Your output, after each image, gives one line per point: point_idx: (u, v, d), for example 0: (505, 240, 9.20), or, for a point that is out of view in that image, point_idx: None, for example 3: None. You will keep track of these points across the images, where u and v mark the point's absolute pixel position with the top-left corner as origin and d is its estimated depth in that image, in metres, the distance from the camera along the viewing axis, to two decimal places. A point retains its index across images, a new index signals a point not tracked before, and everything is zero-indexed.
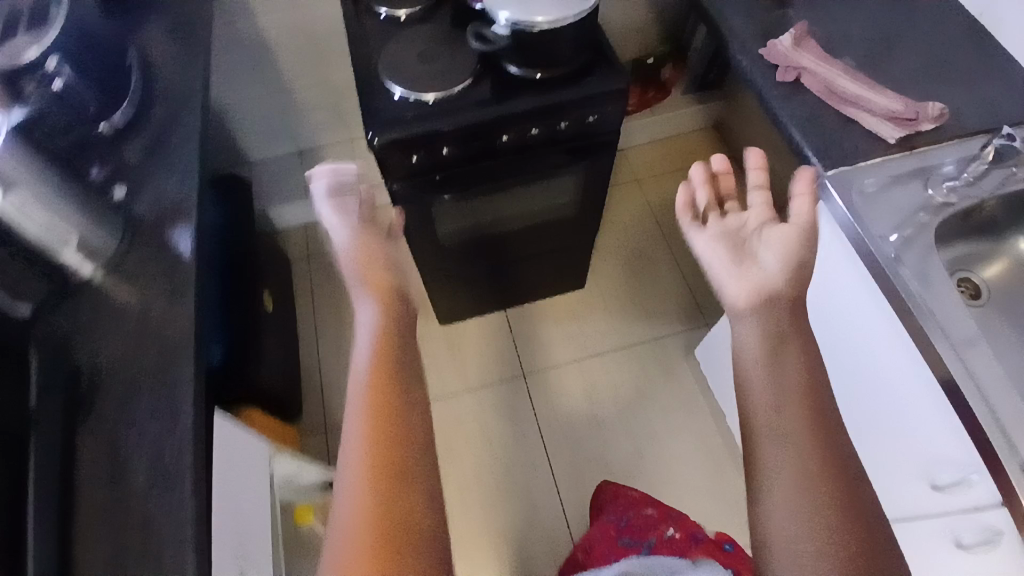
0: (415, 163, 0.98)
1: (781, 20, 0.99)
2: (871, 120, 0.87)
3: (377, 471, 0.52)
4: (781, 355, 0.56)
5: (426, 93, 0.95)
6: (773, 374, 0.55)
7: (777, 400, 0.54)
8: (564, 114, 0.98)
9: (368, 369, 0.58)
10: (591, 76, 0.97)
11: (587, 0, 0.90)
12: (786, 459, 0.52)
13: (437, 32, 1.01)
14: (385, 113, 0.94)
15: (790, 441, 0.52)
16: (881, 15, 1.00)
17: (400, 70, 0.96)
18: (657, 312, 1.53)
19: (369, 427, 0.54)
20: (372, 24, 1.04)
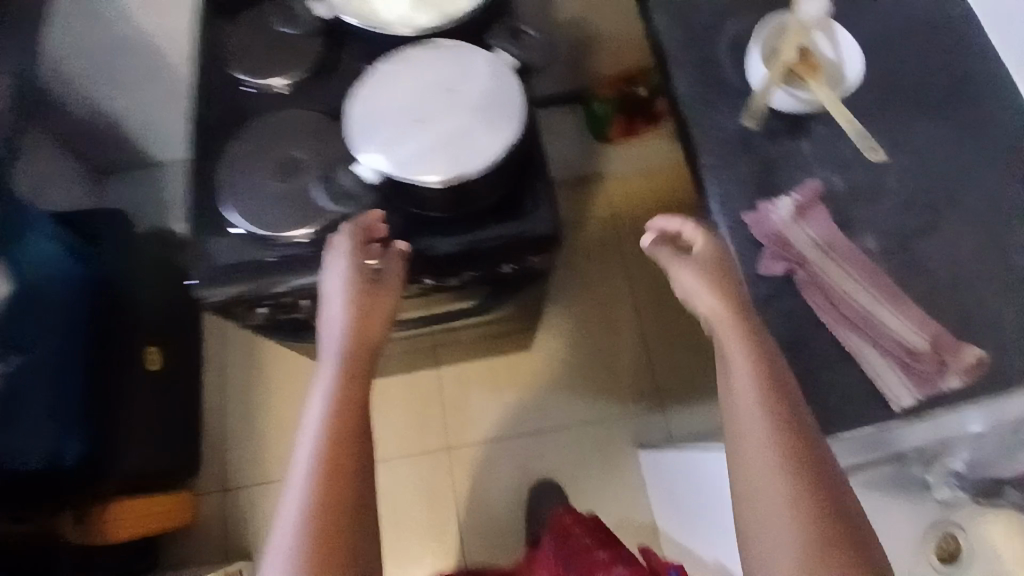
0: (267, 314, 0.76)
1: (779, 156, 0.73)
2: (874, 361, 0.64)
3: (326, 505, 0.51)
4: (766, 402, 0.52)
5: (276, 232, 0.70)
6: (765, 423, 0.51)
7: (759, 442, 0.50)
8: (467, 266, 0.74)
9: (332, 394, 0.57)
10: (503, 223, 0.72)
11: (491, 139, 0.64)
12: (767, 445, 0.50)
13: (308, 127, 0.75)
14: (224, 256, 0.72)
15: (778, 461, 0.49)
16: (932, 157, 0.71)
17: (248, 192, 0.72)
18: (609, 388, 1.35)
19: (324, 457, 0.52)
20: (230, 100, 0.79)
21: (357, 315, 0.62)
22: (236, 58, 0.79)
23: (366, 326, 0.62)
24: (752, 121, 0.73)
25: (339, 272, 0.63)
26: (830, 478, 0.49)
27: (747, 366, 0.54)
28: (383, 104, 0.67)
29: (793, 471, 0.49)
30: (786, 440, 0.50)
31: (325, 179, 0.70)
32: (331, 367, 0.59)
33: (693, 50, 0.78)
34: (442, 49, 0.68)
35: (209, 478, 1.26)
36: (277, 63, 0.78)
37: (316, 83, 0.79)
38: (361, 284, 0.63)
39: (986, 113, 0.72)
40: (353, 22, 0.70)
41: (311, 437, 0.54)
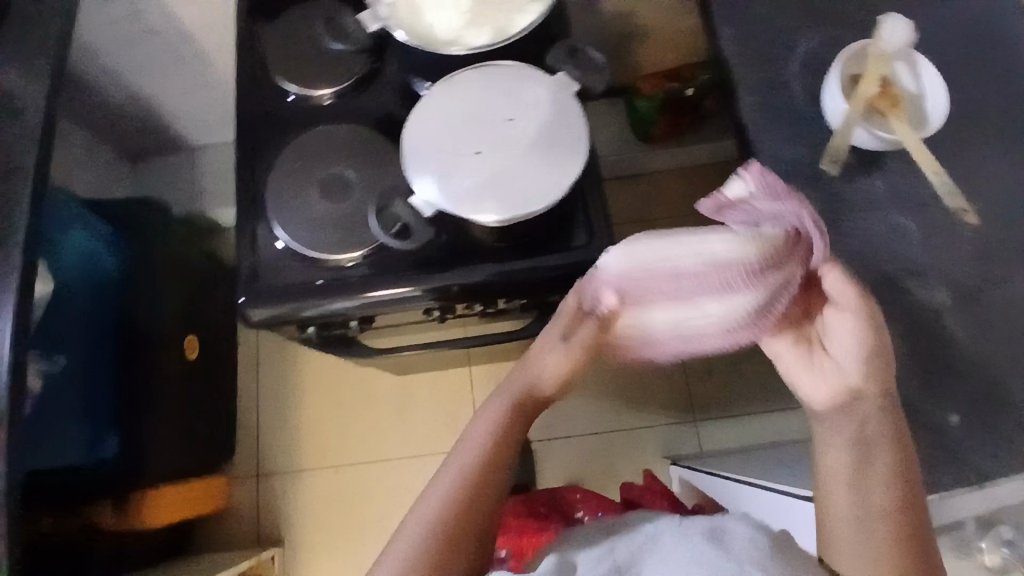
0: (314, 334, 0.76)
1: (845, 196, 0.69)
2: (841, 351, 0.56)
3: (447, 537, 0.51)
4: (887, 435, 0.53)
5: (323, 254, 0.69)
6: (888, 456, 0.52)
7: (876, 465, 0.52)
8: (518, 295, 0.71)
9: (493, 428, 0.58)
10: (558, 251, 0.69)
11: (550, 176, 0.61)
12: (878, 518, 0.50)
13: (357, 143, 0.73)
14: (271, 275, 0.71)
15: (895, 496, 0.51)
16: (998, 207, 0.69)
17: (294, 211, 0.71)
18: (641, 394, 1.33)
19: (469, 483, 0.53)
20: (273, 109, 0.76)
21: (573, 371, 0.60)
22: (279, 65, 0.76)
23: (571, 379, 0.61)
24: (832, 165, 0.70)
25: (561, 334, 0.60)
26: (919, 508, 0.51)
27: (873, 393, 0.55)
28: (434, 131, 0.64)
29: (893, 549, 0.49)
30: (896, 470, 0.52)
31: (379, 206, 0.67)
32: (508, 396, 0.60)
33: (757, 72, 0.73)
34: (482, 77, 0.65)
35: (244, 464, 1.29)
36: (322, 71, 0.75)
37: (360, 94, 0.76)
38: (590, 337, 0.59)
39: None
40: (404, 38, 0.66)
41: (457, 464, 0.55)
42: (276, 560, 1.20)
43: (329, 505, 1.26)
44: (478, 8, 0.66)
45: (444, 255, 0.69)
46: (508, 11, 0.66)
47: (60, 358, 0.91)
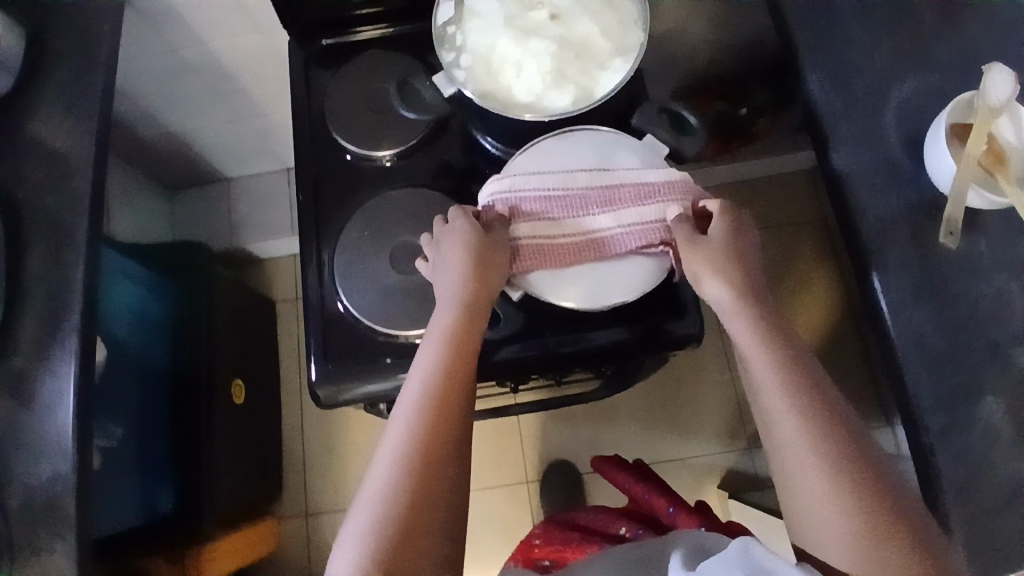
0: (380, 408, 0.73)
1: (953, 259, 0.64)
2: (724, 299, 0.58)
3: (416, 488, 0.50)
4: (788, 391, 0.53)
5: (392, 327, 0.66)
6: (799, 425, 0.52)
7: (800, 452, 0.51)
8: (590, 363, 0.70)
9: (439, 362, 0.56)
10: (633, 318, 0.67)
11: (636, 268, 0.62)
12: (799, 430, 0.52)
13: (428, 210, 0.69)
14: (340, 350, 0.68)
15: (816, 465, 0.50)
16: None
17: (363, 282, 0.67)
18: (692, 425, 1.30)
19: (420, 441, 0.52)
20: (336, 171, 0.73)
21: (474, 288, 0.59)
22: (342, 124, 0.73)
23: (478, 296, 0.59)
24: (950, 238, 0.64)
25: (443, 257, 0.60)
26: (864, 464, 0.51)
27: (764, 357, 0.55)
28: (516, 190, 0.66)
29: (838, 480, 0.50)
30: (809, 431, 0.51)
31: None
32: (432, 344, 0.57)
33: (853, 121, 0.69)
34: (575, 139, 0.65)
35: (291, 504, 1.27)
36: (389, 131, 0.72)
37: (428, 151, 0.72)
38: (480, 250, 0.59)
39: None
40: (473, 96, 0.62)
41: (405, 419, 0.53)
42: None
43: None
44: (559, 67, 0.63)
45: (522, 330, 0.67)
46: (589, 68, 0.63)
47: (117, 429, 0.86)
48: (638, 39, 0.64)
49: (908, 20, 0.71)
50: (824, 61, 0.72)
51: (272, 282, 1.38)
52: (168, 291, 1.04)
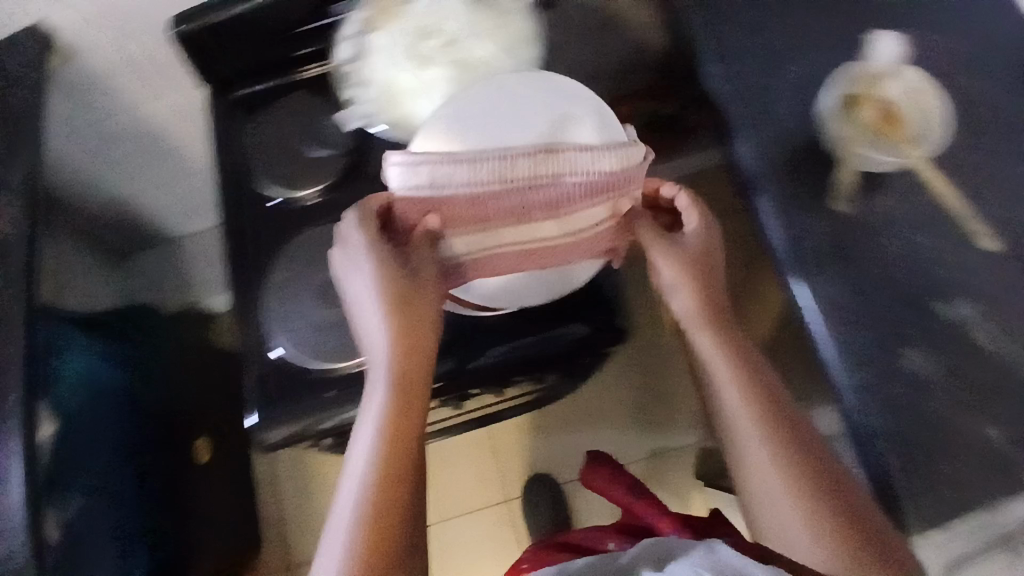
0: (331, 442, 0.73)
1: (856, 221, 0.66)
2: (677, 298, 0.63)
3: (376, 551, 0.49)
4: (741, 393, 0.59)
5: (328, 363, 0.67)
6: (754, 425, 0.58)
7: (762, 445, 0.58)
8: (528, 369, 0.72)
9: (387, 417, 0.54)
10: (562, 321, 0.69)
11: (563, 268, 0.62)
12: (766, 430, 0.58)
13: None
14: (281, 391, 0.68)
15: (774, 459, 0.57)
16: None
17: (296, 322, 0.69)
18: (664, 420, 1.31)
19: (375, 497, 0.51)
20: (258, 216, 0.73)
21: (403, 329, 0.56)
22: (263, 170, 0.74)
23: (411, 337, 0.56)
24: (846, 202, 0.64)
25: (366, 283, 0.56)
26: (802, 447, 0.58)
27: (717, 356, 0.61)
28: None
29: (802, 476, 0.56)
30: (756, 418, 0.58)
31: None
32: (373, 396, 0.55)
33: (757, 98, 0.70)
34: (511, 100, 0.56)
35: (277, 555, 1.25)
36: (312, 172, 0.73)
37: (349, 184, 0.74)
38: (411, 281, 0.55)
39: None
40: None
41: (356, 481, 0.52)
42: None
43: None
44: (459, 86, 0.63)
45: (454, 337, 0.68)
46: (487, 84, 0.63)
47: (70, 506, 0.84)
48: (531, 54, 0.67)
49: None
50: (725, 38, 0.71)
51: None
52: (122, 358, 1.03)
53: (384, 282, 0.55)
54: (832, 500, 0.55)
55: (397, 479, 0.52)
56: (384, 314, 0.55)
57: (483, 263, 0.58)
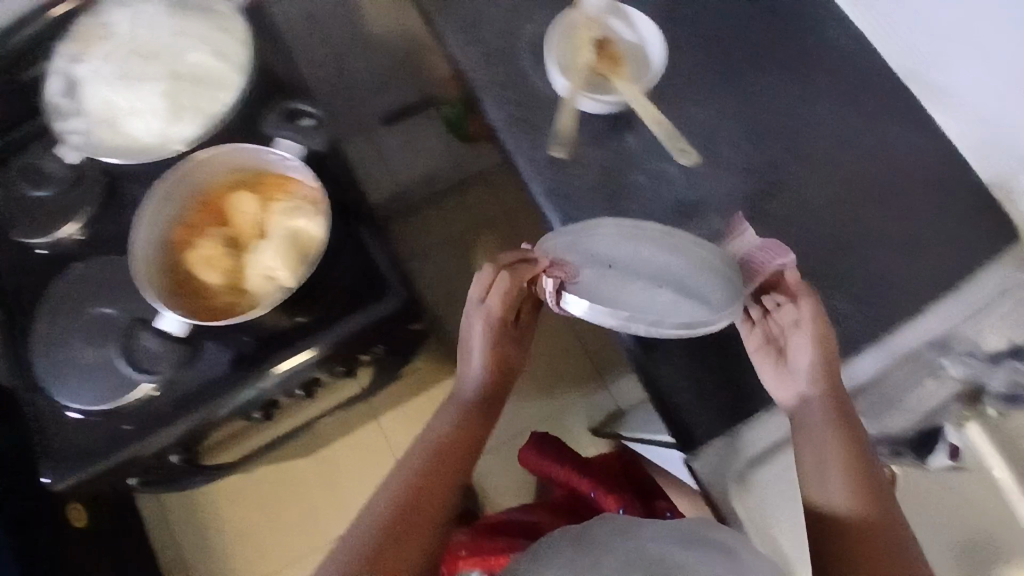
0: (139, 481, 0.71)
1: (602, 162, 0.69)
2: (797, 339, 0.57)
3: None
4: (837, 424, 0.55)
5: (107, 404, 0.64)
6: (840, 461, 0.54)
7: (864, 477, 0.54)
8: (327, 366, 0.70)
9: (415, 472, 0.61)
10: (344, 312, 0.67)
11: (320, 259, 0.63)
12: (821, 402, 0.56)
13: (119, 277, 0.68)
14: (65, 442, 0.65)
15: (836, 425, 0.55)
16: (753, 120, 0.70)
17: (70, 371, 0.66)
18: (552, 384, 1.33)
19: (417, 522, 0.58)
20: (20, 271, 0.70)
21: (496, 360, 0.66)
22: (8, 224, 0.70)
23: (499, 370, 0.67)
24: (562, 148, 0.69)
25: (479, 296, 0.64)
26: (888, 509, 0.53)
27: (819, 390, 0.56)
28: (165, 211, 0.63)
29: (845, 449, 0.55)
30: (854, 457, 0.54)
31: (127, 348, 0.65)
32: (455, 410, 0.66)
33: (495, 64, 0.72)
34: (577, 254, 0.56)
35: None
36: (59, 213, 0.69)
37: (105, 219, 0.70)
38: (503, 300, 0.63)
39: (786, 59, 0.72)
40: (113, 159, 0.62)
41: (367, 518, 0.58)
42: None
43: None
44: (176, 100, 0.64)
45: (235, 365, 0.66)
46: (206, 92, 0.64)
47: None
48: (243, 52, 0.65)
49: None
50: (455, 16, 0.74)
51: None
52: None
53: (504, 298, 0.63)
54: (874, 483, 0.54)
55: (430, 506, 0.59)
56: (482, 341, 0.66)
57: (491, 289, 0.63)
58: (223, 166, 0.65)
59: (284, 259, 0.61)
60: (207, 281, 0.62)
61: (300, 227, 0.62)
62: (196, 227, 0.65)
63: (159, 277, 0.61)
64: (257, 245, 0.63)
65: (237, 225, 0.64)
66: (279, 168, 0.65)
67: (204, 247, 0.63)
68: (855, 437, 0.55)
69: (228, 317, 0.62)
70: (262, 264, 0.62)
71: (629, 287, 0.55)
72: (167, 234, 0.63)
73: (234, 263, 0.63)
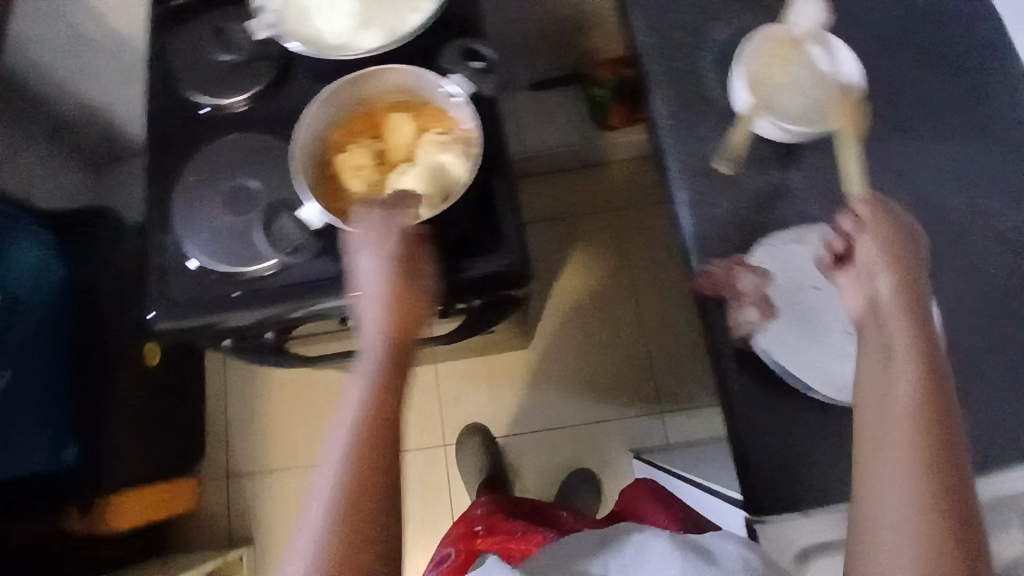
0: (231, 345, 0.76)
1: (757, 189, 0.66)
2: (885, 275, 0.50)
3: (352, 527, 0.44)
4: (920, 411, 0.45)
5: (229, 268, 0.68)
6: (918, 385, 0.46)
7: (943, 399, 0.45)
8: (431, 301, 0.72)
9: (375, 391, 0.50)
10: (465, 255, 0.69)
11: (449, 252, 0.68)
12: (912, 412, 0.45)
13: (265, 156, 0.72)
14: (179, 289, 0.69)
15: (912, 420, 0.45)
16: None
17: (202, 227, 0.70)
18: (607, 389, 1.32)
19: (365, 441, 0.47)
20: (181, 121, 0.75)
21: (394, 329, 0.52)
22: (183, 76, 0.76)
23: (403, 333, 0.52)
24: (727, 165, 0.67)
25: (724, 283, 0.62)
26: (958, 462, 0.44)
27: (902, 311, 0.48)
28: (332, 112, 0.67)
29: (930, 466, 0.43)
30: (931, 374, 0.46)
31: (266, 221, 0.68)
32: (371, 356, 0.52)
33: (674, 59, 0.70)
34: (771, 259, 0.63)
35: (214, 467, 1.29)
36: (231, 81, 0.75)
37: (270, 99, 0.75)
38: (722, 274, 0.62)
39: (952, 151, 0.72)
40: (296, 46, 0.65)
41: (340, 449, 0.47)
42: (244, 559, 1.22)
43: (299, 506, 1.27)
44: (369, 8, 0.66)
45: (351, 270, 0.68)
46: (400, 10, 0.66)
47: None
48: None
49: None
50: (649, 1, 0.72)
51: None
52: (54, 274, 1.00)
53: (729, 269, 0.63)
54: (952, 519, 0.42)
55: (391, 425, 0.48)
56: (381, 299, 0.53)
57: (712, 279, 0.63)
58: (393, 87, 0.68)
59: (426, 188, 0.64)
60: (349, 185, 0.66)
61: (445, 163, 0.65)
62: (352, 135, 0.68)
63: (308, 168, 0.65)
64: (405, 168, 0.66)
65: (389, 145, 0.67)
66: (444, 103, 0.67)
67: (356, 155, 0.66)
68: (939, 430, 0.44)
69: (359, 225, 0.65)
70: (404, 187, 0.64)
71: (817, 313, 0.62)
72: (326, 134, 0.67)
73: (377, 179, 0.66)
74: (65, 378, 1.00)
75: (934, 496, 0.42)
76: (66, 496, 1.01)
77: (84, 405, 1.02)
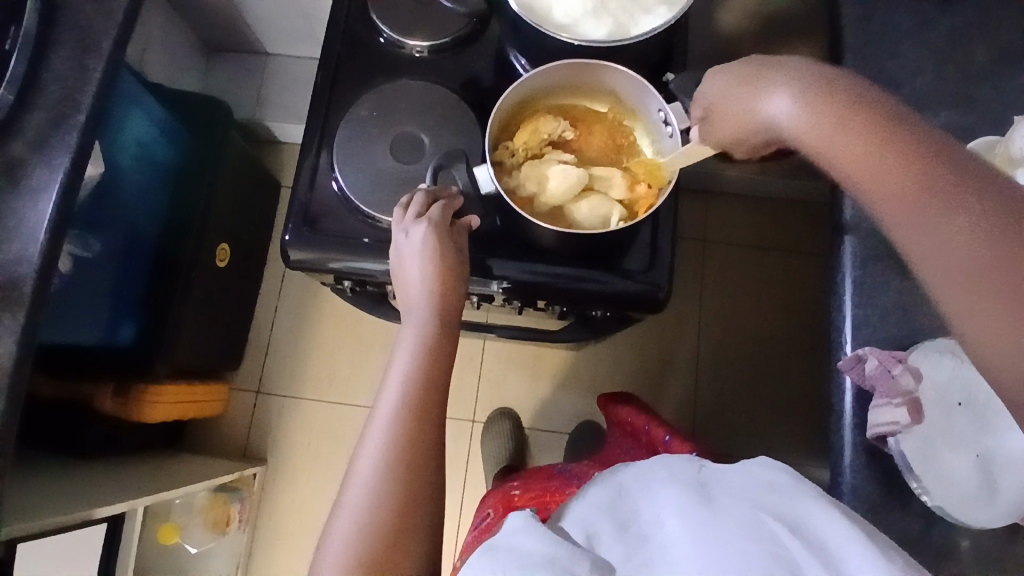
0: (349, 286, 0.77)
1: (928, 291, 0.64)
2: (740, 95, 0.54)
3: (405, 485, 0.52)
4: (920, 194, 0.41)
5: (375, 212, 0.68)
6: (889, 188, 0.43)
7: (952, 171, 0.41)
8: (553, 301, 0.73)
9: (415, 368, 0.57)
10: (603, 268, 0.69)
11: (587, 273, 0.69)
12: (918, 223, 0.41)
13: (439, 110, 0.71)
14: (322, 218, 0.70)
15: (914, 218, 0.41)
16: None
17: (359, 161, 0.69)
18: None
19: (405, 416, 0.54)
20: (366, 52, 0.75)
21: (439, 281, 0.60)
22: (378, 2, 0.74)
23: (443, 290, 0.60)
24: None
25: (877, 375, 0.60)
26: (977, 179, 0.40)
27: (797, 121, 0.49)
28: (547, 85, 0.68)
29: (970, 234, 0.38)
30: (833, 139, 0.46)
31: (439, 164, 0.68)
32: (419, 316, 0.59)
33: None
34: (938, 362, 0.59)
35: (246, 376, 1.29)
36: (424, 23, 0.74)
37: (456, 56, 0.75)
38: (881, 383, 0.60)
39: None
40: (515, 7, 0.65)
41: (389, 414, 0.55)
42: (257, 477, 1.22)
43: (318, 441, 1.26)
44: None
45: (487, 245, 0.69)
46: (633, 10, 0.66)
47: (94, 244, 0.88)
48: None
49: (961, 55, 0.69)
50: (865, 70, 0.70)
51: (281, 167, 1.36)
52: (161, 150, 0.98)
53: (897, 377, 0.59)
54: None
55: (428, 396, 0.56)
56: (421, 263, 0.60)
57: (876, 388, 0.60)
58: (606, 89, 0.68)
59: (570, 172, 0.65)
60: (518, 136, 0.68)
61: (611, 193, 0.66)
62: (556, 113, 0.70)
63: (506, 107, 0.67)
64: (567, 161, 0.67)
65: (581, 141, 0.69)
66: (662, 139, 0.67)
67: (547, 124, 0.68)
68: (953, 197, 0.40)
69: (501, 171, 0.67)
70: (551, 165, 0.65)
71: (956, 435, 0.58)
72: (537, 96, 0.69)
73: (540, 147, 0.68)
74: (146, 257, 0.99)
75: (976, 241, 0.38)
76: (119, 366, 1.02)
77: (157, 283, 1.01)
